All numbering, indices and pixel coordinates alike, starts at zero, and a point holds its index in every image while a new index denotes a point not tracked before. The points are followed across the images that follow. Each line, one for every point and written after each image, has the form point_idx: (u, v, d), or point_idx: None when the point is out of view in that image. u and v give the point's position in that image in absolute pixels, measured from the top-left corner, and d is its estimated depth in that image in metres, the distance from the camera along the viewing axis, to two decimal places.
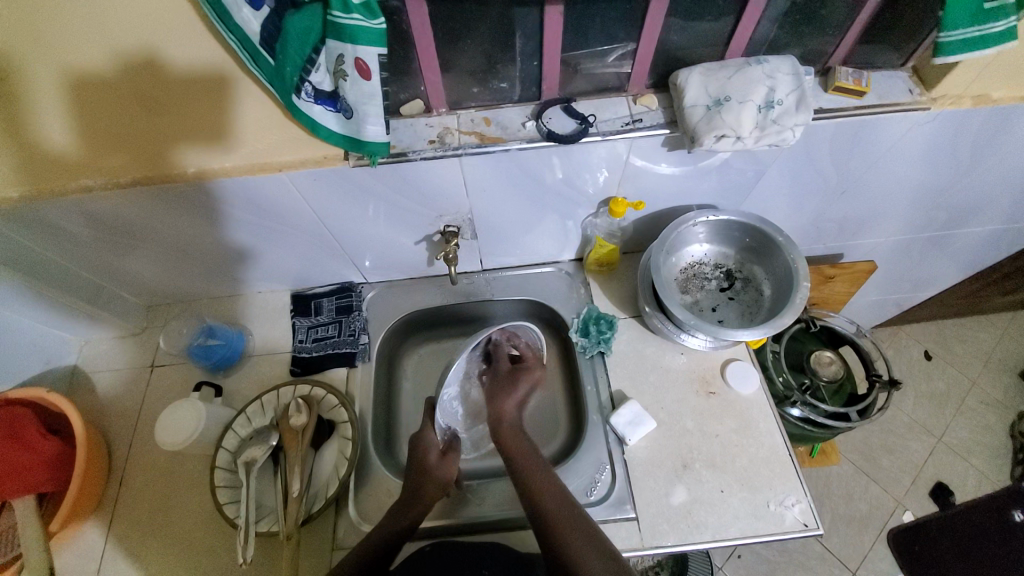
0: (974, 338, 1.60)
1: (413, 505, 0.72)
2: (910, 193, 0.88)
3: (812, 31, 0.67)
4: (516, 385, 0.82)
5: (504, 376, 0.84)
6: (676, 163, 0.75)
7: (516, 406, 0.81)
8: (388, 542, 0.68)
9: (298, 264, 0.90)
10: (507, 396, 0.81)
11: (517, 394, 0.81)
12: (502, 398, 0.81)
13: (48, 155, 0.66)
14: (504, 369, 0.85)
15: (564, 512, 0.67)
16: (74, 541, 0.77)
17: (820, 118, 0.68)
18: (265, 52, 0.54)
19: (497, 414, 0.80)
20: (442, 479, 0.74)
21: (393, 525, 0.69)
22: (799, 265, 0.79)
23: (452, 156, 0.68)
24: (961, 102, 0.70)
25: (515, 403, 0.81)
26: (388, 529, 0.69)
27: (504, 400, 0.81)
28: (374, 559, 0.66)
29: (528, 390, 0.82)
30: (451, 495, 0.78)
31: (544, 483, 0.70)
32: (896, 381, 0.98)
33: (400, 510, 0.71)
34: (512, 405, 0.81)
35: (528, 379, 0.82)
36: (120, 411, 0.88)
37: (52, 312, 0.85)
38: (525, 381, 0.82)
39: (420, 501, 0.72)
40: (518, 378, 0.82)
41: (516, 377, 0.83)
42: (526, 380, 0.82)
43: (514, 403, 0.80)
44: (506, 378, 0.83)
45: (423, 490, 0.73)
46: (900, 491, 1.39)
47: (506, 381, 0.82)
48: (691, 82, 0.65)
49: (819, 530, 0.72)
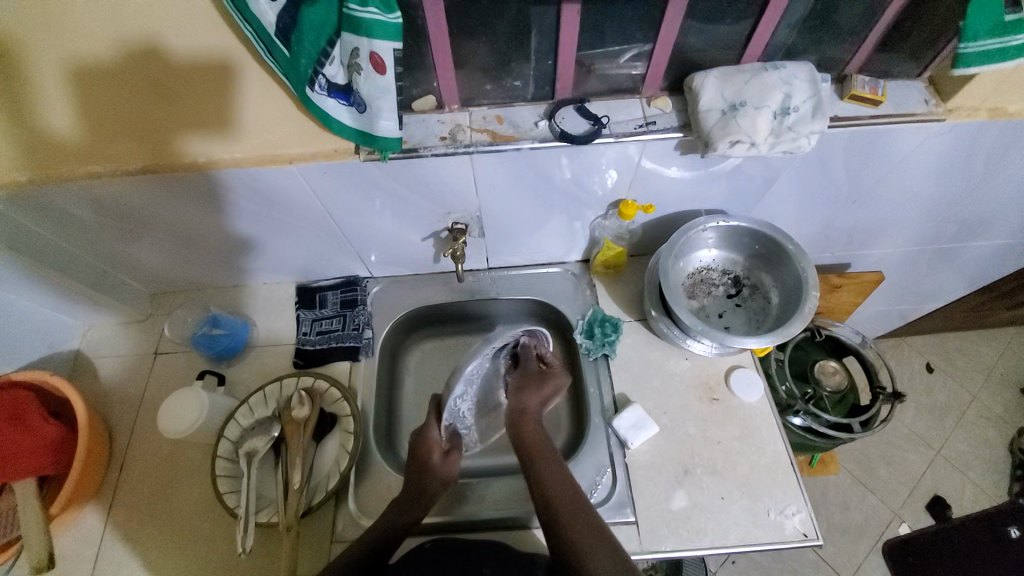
0: (976, 351, 1.59)
1: (414, 503, 0.71)
2: (921, 204, 0.87)
3: (830, 37, 0.66)
4: (544, 384, 0.80)
5: (531, 375, 0.82)
6: (687, 167, 0.74)
7: (540, 403, 0.79)
8: (386, 539, 0.68)
9: (304, 256, 0.90)
10: (533, 391, 0.80)
11: (543, 392, 0.80)
12: (528, 393, 0.79)
13: (56, 140, 0.66)
14: (532, 370, 0.82)
15: (574, 508, 0.67)
16: (74, 526, 0.77)
17: (835, 126, 0.68)
18: (280, 43, 0.54)
19: (520, 407, 0.79)
20: (442, 475, 0.74)
21: (390, 519, 0.70)
22: (808, 274, 0.78)
23: (463, 153, 0.68)
24: (977, 115, 0.69)
25: (539, 401, 0.80)
26: (388, 523, 0.69)
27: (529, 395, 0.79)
28: (370, 557, 0.66)
29: (553, 394, 0.80)
30: (449, 491, 0.78)
31: (557, 486, 0.69)
32: (900, 393, 0.97)
33: (401, 505, 0.71)
34: (537, 401, 0.79)
35: (554, 385, 0.80)
36: (122, 398, 0.88)
37: (56, 297, 0.85)
38: (551, 385, 0.80)
39: (420, 498, 0.72)
40: (545, 380, 0.80)
41: (543, 378, 0.81)
42: (551, 385, 0.80)
43: (539, 398, 0.79)
44: (536, 376, 0.81)
45: (427, 486, 0.73)
46: (897, 503, 1.39)
47: (535, 379, 0.81)
48: (707, 85, 0.64)
49: (818, 541, 0.71)
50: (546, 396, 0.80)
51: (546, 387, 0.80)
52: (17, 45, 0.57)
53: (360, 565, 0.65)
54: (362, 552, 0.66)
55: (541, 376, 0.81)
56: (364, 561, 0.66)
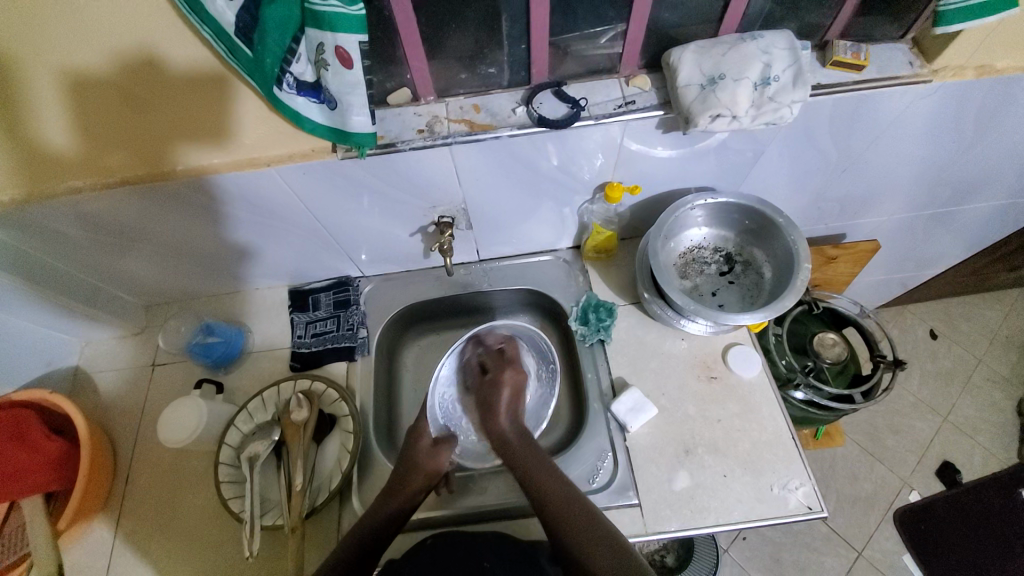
0: (979, 315, 1.58)
1: (395, 495, 0.71)
2: (914, 168, 0.86)
3: (809, 3, 0.65)
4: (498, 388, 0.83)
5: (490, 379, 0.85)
6: (671, 146, 0.73)
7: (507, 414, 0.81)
8: (375, 537, 0.68)
9: (294, 259, 0.89)
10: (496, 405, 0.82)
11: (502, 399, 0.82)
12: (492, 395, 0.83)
13: (40, 155, 0.65)
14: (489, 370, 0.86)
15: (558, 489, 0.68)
16: (82, 539, 0.77)
17: (819, 94, 0.67)
18: (242, 43, 0.52)
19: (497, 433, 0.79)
20: (431, 468, 0.75)
21: (380, 515, 0.69)
22: (799, 246, 0.77)
23: (441, 145, 0.67)
24: (964, 74, 0.67)
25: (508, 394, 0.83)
26: (375, 514, 0.69)
27: (503, 405, 0.81)
28: (358, 553, 0.66)
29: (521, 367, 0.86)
30: (441, 492, 0.77)
31: (554, 499, 0.67)
32: (900, 360, 0.96)
33: (385, 497, 0.71)
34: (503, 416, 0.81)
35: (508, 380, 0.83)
36: (123, 411, 0.88)
37: (50, 314, 0.84)
38: (516, 369, 0.85)
39: (413, 498, 0.72)
40: (497, 374, 0.84)
41: (497, 378, 0.84)
42: (506, 379, 0.83)
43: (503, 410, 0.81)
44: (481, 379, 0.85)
45: (419, 480, 0.73)
46: (906, 471, 1.39)
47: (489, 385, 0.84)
48: (685, 60, 0.63)
49: (822, 512, 0.71)
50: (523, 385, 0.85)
51: (506, 374, 0.84)
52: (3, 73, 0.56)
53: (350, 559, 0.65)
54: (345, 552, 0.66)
55: (493, 373, 0.85)
56: (352, 558, 0.65)
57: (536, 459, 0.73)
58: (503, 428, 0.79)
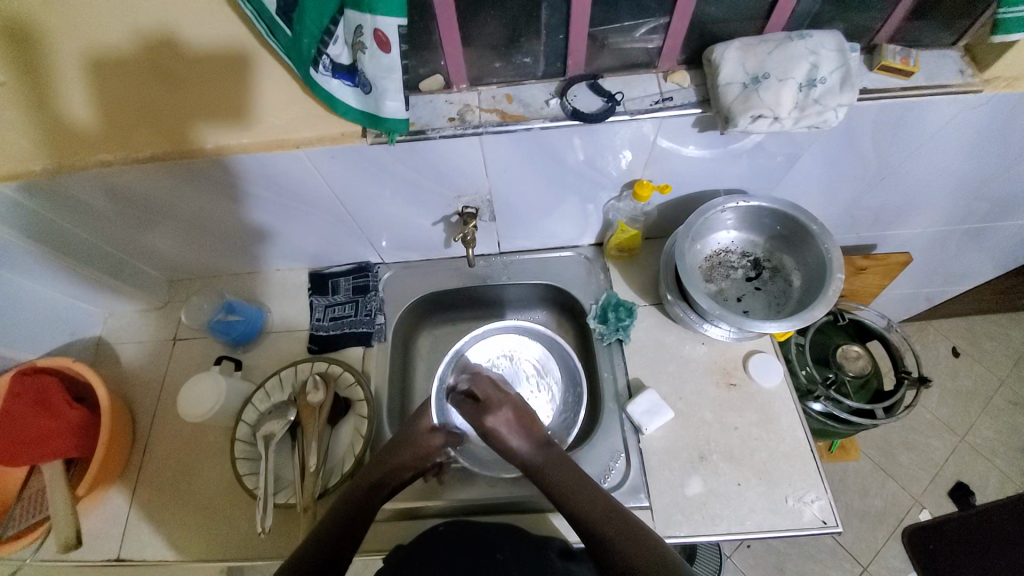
0: (1006, 334, 1.54)
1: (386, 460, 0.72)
2: (954, 181, 0.83)
3: (860, 4, 0.62)
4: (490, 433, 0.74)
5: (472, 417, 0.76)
6: (705, 146, 0.71)
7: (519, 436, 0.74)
8: (355, 518, 0.67)
9: (316, 242, 0.89)
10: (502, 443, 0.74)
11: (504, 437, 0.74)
12: (482, 427, 0.75)
13: (68, 128, 0.65)
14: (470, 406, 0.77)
15: (578, 482, 0.68)
16: (100, 507, 0.79)
17: (863, 99, 0.64)
18: (282, 22, 0.52)
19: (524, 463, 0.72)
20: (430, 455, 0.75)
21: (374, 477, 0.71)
22: (832, 255, 0.75)
23: (471, 134, 0.66)
24: (1018, 86, 0.65)
25: (502, 423, 0.74)
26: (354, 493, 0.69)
27: (503, 439, 0.74)
28: (354, 513, 0.67)
29: (505, 396, 0.77)
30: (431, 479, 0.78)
31: (575, 492, 0.67)
32: (925, 377, 0.93)
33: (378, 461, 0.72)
34: (515, 443, 0.73)
35: (499, 423, 0.74)
36: (143, 383, 0.89)
37: (76, 284, 0.85)
38: (495, 408, 0.75)
39: (401, 473, 0.72)
40: (484, 419, 0.75)
41: (484, 428, 0.75)
42: (497, 424, 0.74)
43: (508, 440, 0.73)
44: (473, 411, 0.76)
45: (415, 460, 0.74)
46: (918, 489, 1.36)
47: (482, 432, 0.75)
48: (728, 57, 0.61)
49: (838, 528, 0.70)
50: (516, 411, 0.76)
51: (490, 419, 0.75)
52: (34, 42, 0.57)
53: (346, 519, 0.66)
54: (314, 540, 0.64)
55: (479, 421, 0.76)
56: (347, 519, 0.67)
57: (553, 466, 0.70)
58: (522, 455, 0.72)
